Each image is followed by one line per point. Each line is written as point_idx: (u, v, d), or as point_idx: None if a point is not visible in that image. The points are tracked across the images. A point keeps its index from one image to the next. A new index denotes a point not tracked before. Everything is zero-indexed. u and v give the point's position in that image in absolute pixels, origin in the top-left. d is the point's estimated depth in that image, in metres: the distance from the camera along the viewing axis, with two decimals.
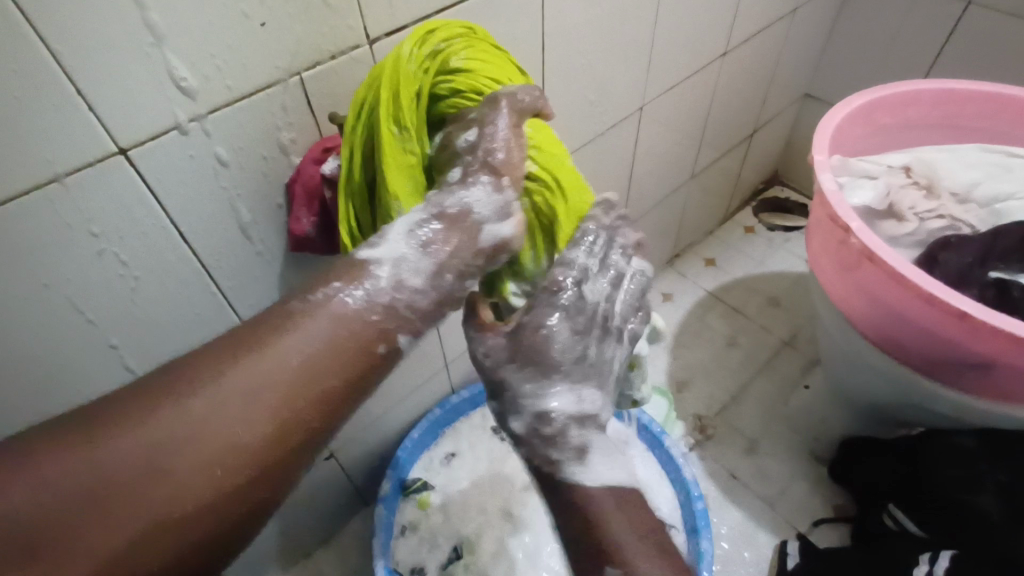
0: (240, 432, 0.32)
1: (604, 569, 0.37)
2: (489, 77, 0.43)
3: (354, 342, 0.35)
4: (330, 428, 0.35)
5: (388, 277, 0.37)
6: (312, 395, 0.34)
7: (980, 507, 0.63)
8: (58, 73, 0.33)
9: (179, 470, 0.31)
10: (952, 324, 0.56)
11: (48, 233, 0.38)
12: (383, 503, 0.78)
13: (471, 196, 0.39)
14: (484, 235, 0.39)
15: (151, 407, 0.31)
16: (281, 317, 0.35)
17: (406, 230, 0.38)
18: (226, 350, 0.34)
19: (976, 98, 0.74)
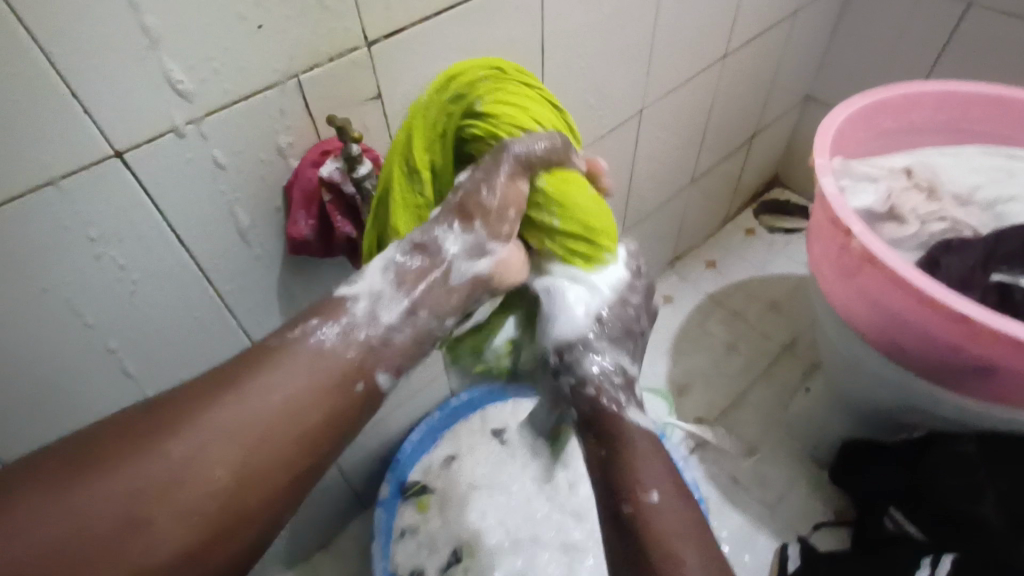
0: (221, 476, 0.32)
1: (655, 491, 0.38)
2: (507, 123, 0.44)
3: (334, 381, 0.36)
4: (312, 469, 0.35)
5: (362, 313, 0.38)
6: (294, 435, 0.34)
7: (980, 514, 0.63)
8: (53, 75, 0.33)
9: (162, 516, 0.31)
10: (954, 327, 0.56)
11: (44, 237, 0.38)
12: (381, 507, 0.79)
13: (444, 234, 0.40)
14: (455, 273, 0.40)
15: (132, 451, 0.31)
16: (261, 356, 0.36)
17: (381, 268, 0.39)
18: (206, 390, 0.34)
19: (979, 101, 0.73)
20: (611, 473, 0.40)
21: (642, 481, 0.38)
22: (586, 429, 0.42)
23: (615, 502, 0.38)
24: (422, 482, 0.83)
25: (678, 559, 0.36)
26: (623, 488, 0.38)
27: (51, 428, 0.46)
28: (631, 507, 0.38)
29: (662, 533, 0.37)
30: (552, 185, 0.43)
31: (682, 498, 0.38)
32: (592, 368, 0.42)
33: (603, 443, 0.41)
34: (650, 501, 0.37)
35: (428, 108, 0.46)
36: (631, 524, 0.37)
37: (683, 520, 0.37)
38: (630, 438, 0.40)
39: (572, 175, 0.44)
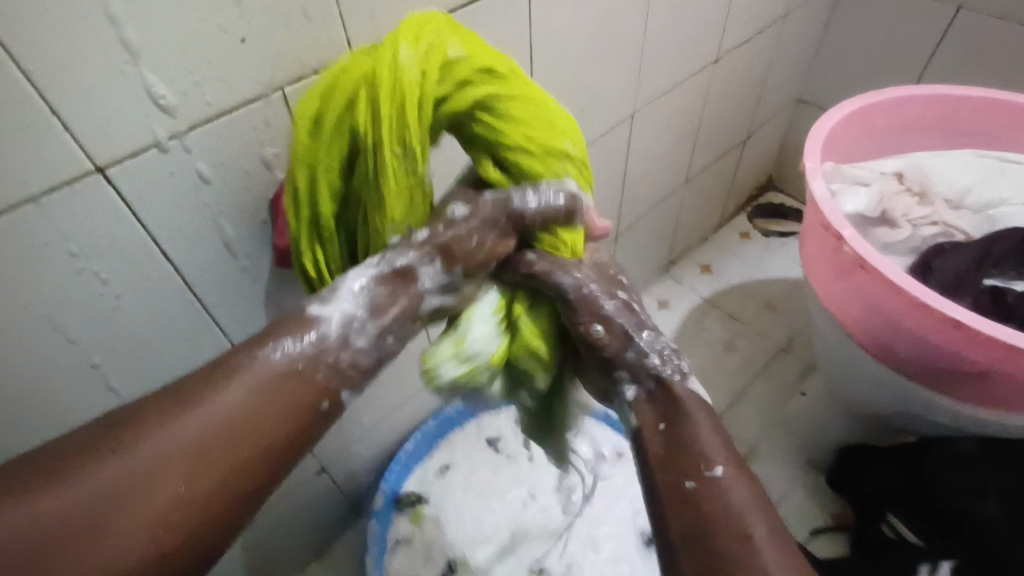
0: (185, 491, 0.31)
1: (720, 464, 0.35)
2: (528, 120, 0.42)
3: (299, 398, 0.35)
4: (271, 484, 0.34)
5: (335, 334, 0.37)
6: (260, 454, 0.33)
7: (983, 512, 0.62)
8: (33, 93, 0.33)
9: (120, 531, 0.29)
10: (946, 332, 0.56)
11: (25, 253, 0.37)
12: (374, 519, 0.79)
13: (426, 265, 0.40)
14: (425, 303, 0.41)
15: (91, 461, 0.30)
16: (224, 368, 0.34)
17: (355, 289, 0.38)
18: (167, 400, 0.32)
19: (970, 104, 0.73)
20: (668, 448, 0.38)
21: (705, 454, 0.36)
22: (645, 404, 0.41)
23: (676, 477, 0.36)
24: (416, 494, 0.83)
25: (747, 533, 0.32)
26: (686, 463, 0.36)
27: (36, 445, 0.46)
28: (697, 482, 0.35)
29: (730, 507, 0.34)
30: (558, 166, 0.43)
31: (744, 473, 0.36)
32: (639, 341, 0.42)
33: (663, 417, 0.40)
34: (714, 473, 0.35)
35: (415, 72, 0.37)
36: (692, 504, 0.35)
37: (749, 496, 0.34)
38: (687, 407, 0.39)
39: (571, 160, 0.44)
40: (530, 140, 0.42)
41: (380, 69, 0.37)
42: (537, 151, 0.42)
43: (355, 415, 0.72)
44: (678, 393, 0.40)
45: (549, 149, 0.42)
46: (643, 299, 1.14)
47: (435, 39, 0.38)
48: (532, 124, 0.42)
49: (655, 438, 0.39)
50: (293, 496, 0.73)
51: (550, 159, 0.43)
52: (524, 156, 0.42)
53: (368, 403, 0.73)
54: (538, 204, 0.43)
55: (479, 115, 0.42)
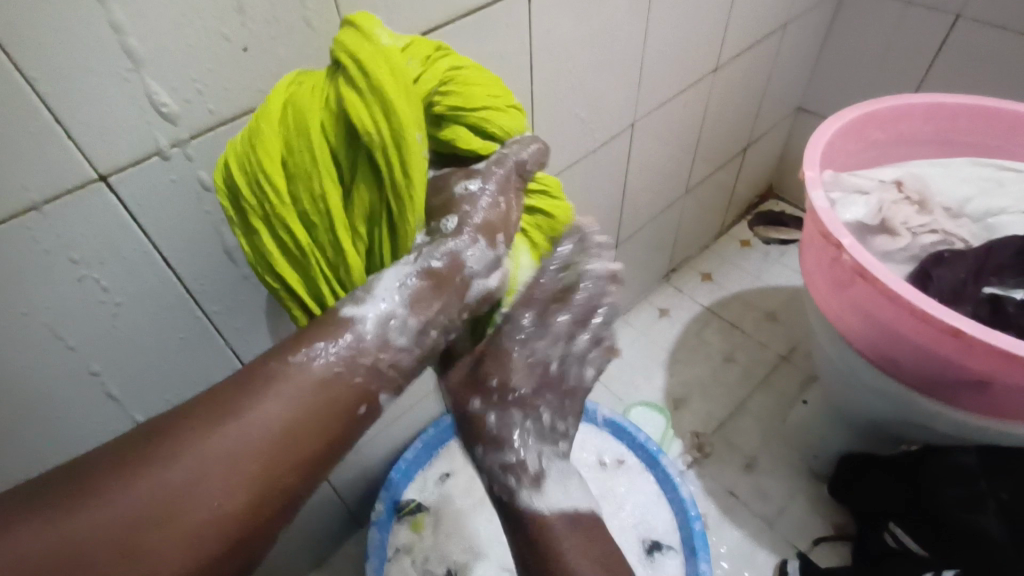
0: (223, 502, 0.30)
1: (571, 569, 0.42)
2: (485, 82, 0.42)
3: (335, 405, 0.34)
4: (309, 490, 0.34)
5: (373, 335, 0.35)
6: (295, 464, 0.32)
7: (981, 524, 0.62)
8: (36, 101, 0.33)
9: (162, 546, 0.29)
10: (947, 342, 0.55)
11: (25, 261, 0.37)
12: (375, 527, 0.78)
13: (466, 248, 0.38)
14: (473, 289, 0.39)
15: (127, 477, 0.30)
16: (259, 377, 0.33)
17: (393, 286, 0.36)
18: (203, 410, 0.32)
19: (969, 113, 0.73)
20: (532, 554, 0.44)
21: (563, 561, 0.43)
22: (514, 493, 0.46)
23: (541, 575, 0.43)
24: (416, 501, 0.82)
25: None
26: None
27: (39, 453, 0.46)
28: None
29: None
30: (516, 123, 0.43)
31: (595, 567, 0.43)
32: (495, 452, 0.45)
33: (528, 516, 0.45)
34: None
35: (392, 55, 0.36)
36: None
37: None
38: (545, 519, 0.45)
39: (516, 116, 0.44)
40: (494, 97, 0.42)
41: (359, 57, 0.36)
42: (499, 105, 0.42)
43: None
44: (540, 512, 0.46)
45: (507, 104, 0.43)
46: (644, 307, 1.14)
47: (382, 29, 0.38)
48: (486, 83, 0.42)
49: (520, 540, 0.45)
50: None
51: (511, 111, 0.43)
52: (495, 112, 0.42)
53: None
54: (530, 154, 0.43)
55: (449, 90, 0.40)
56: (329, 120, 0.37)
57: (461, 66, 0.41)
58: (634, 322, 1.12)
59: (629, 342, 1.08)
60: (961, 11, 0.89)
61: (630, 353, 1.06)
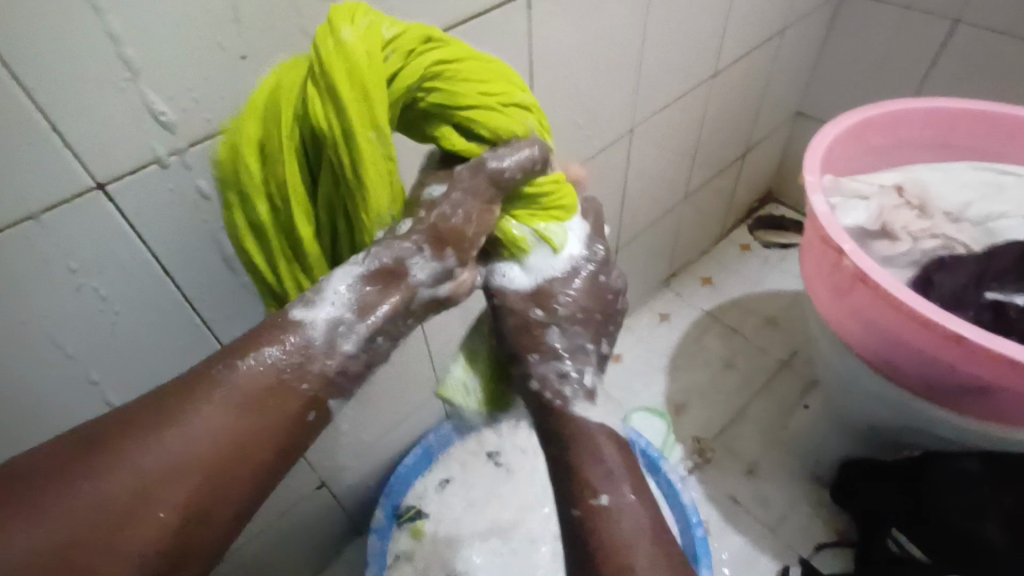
0: (164, 514, 0.29)
1: (604, 494, 0.39)
2: (479, 79, 0.39)
3: (282, 413, 0.32)
4: (258, 497, 0.33)
5: (320, 340, 0.34)
6: (241, 473, 0.31)
7: (984, 534, 0.63)
8: (34, 111, 0.33)
9: (101, 562, 0.28)
10: (949, 348, 0.55)
11: (24, 271, 0.37)
12: (375, 533, 0.76)
13: (412, 257, 0.36)
14: (419, 297, 0.37)
15: (55, 493, 0.27)
16: (201, 384, 0.31)
17: (341, 291, 0.35)
18: (139, 420, 0.30)
19: (968, 117, 0.73)
20: (568, 470, 0.41)
21: (595, 485, 0.40)
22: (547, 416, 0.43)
23: (567, 505, 0.40)
24: (416, 508, 0.82)
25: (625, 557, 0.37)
26: (576, 488, 0.40)
27: None
28: (581, 509, 0.40)
29: (616, 538, 0.38)
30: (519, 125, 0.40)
31: (634, 506, 0.39)
32: (552, 364, 0.43)
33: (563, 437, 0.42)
34: (598, 502, 0.39)
35: (354, 51, 0.34)
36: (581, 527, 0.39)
37: (635, 526, 0.39)
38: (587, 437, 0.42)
39: (527, 112, 0.41)
40: (485, 95, 0.39)
41: (324, 57, 0.34)
42: (495, 105, 0.39)
43: (353, 430, 0.72)
44: (582, 425, 0.42)
45: (506, 104, 0.39)
46: (644, 312, 1.14)
47: (368, 20, 0.36)
48: (484, 79, 0.39)
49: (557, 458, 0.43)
50: (292, 513, 0.72)
51: (510, 111, 0.39)
52: (487, 112, 0.38)
53: (367, 418, 0.73)
54: (515, 160, 0.39)
55: (431, 87, 0.38)
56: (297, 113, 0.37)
57: (455, 61, 0.38)
58: (634, 328, 1.11)
59: (629, 347, 1.08)
60: (960, 16, 0.89)
61: (630, 359, 1.06)
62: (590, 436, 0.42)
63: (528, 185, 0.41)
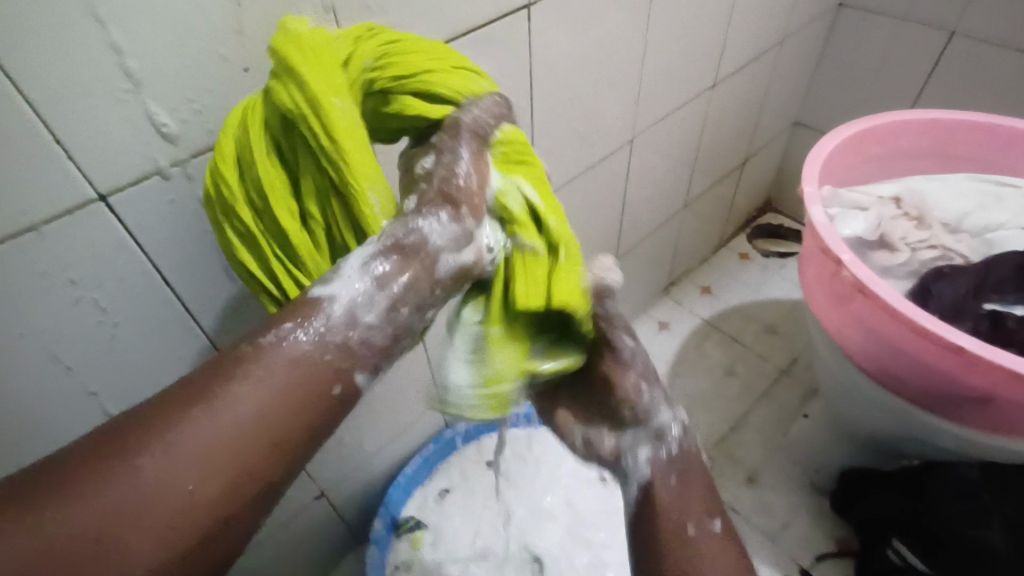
0: (195, 493, 0.28)
1: (717, 520, 0.38)
2: (425, 49, 0.39)
3: (310, 387, 0.31)
4: (291, 476, 0.31)
5: (340, 314, 0.32)
6: (271, 449, 0.30)
7: (986, 540, 0.62)
8: (36, 123, 0.33)
9: (138, 540, 0.26)
10: (949, 358, 0.55)
11: (24, 283, 0.37)
12: (373, 545, 0.77)
13: (427, 224, 0.34)
14: (442, 266, 0.35)
15: (89, 476, 0.27)
16: (225, 366, 0.30)
17: (359, 266, 0.33)
18: (169, 402, 0.29)
19: (965, 129, 0.74)
20: (673, 491, 0.39)
21: (705, 510, 0.38)
22: (656, 461, 0.40)
23: (677, 521, 0.38)
24: (415, 518, 0.82)
25: None
26: (686, 509, 0.38)
27: None
28: (694, 528, 0.37)
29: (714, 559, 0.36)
30: (474, 86, 0.39)
31: (732, 542, 0.38)
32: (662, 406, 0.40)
33: (673, 472, 0.40)
34: (711, 527, 0.37)
35: (298, 33, 0.36)
36: (677, 543, 0.37)
37: (730, 560, 0.37)
38: (693, 469, 0.40)
39: (478, 78, 0.40)
40: (435, 62, 0.39)
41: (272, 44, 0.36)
42: (447, 68, 0.39)
43: (353, 440, 0.72)
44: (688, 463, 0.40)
45: (453, 65, 0.39)
46: (643, 321, 1.14)
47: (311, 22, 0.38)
48: (430, 50, 0.39)
49: (666, 491, 0.39)
50: (290, 524, 0.72)
51: (462, 74, 0.39)
52: (439, 74, 0.38)
53: (367, 427, 0.73)
54: (481, 112, 0.38)
55: (384, 64, 0.38)
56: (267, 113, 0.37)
57: (398, 43, 0.39)
58: None
59: None
60: (956, 27, 0.90)
61: None
62: (698, 469, 0.40)
63: (495, 132, 0.39)
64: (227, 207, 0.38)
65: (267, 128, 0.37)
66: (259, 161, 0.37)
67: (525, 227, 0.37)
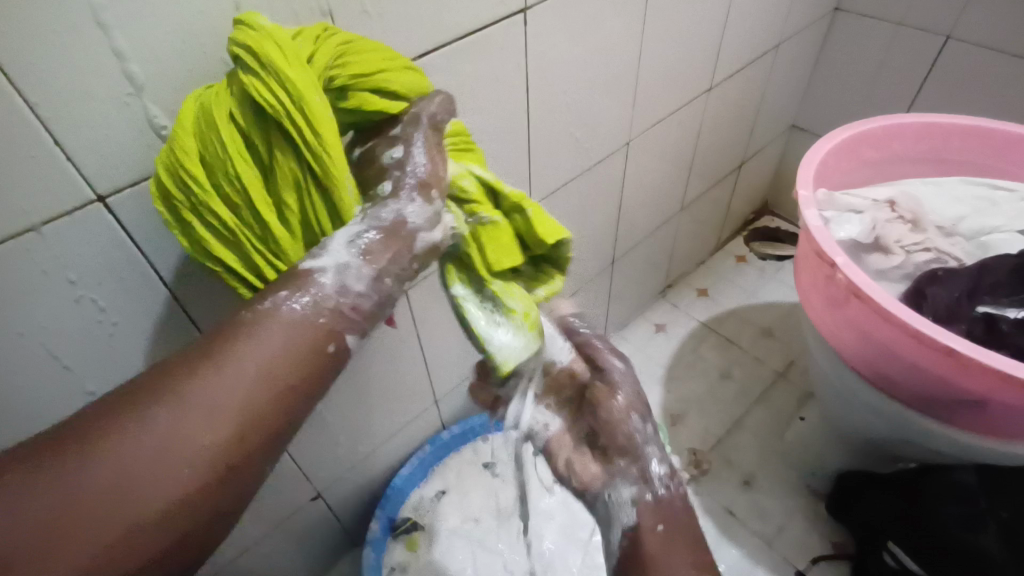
0: (208, 440, 0.31)
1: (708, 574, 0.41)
2: (379, 47, 0.39)
3: (309, 345, 0.34)
4: (295, 427, 0.34)
5: (331, 285, 0.36)
6: (275, 401, 0.33)
7: (980, 544, 0.62)
8: (36, 125, 0.34)
9: (159, 481, 0.29)
10: (942, 361, 0.56)
11: (24, 283, 0.37)
12: (370, 545, 0.77)
13: (407, 206, 0.38)
14: (418, 242, 0.38)
15: (108, 429, 0.29)
16: (225, 332, 0.33)
17: (346, 241, 0.36)
18: (178, 363, 0.32)
19: (959, 132, 0.74)
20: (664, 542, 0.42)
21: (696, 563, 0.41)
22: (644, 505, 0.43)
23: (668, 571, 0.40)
24: (412, 519, 0.82)
25: None
26: (679, 558, 0.41)
27: None
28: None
29: None
30: (421, 85, 0.40)
31: None
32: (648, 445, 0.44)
33: (661, 520, 0.43)
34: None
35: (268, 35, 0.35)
36: None
37: None
38: (680, 515, 0.44)
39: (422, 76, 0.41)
40: (391, 60, 0.39)
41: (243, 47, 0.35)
42: (402, 67, 0.39)
43: (350, 441, 0.72)
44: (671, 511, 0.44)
45: (405, 65, 0.40)
46: (641, 323, 1.14)
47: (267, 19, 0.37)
48: (383, 48, 0.40)
49: (653, 538, 0.42)
50: (288, 525, 0.72)
51: (412, 72, 0.40)
52: (397, 73, 0.39)
53: (364, 429, 0.73)
54: (437, 105, 0.40)
55: (344, 61, 0.37)
56: (235, 107, 0.36)
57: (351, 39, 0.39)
58: (632, 339, 1.12)
59: None
60: (952, 32, 0.90)
61: None
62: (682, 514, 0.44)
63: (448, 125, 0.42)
64: (195, 204, 0.37)
65: (236, 123, 0.36)
66: (232, 157, 0.35)
67: (482, 205, 0.42)
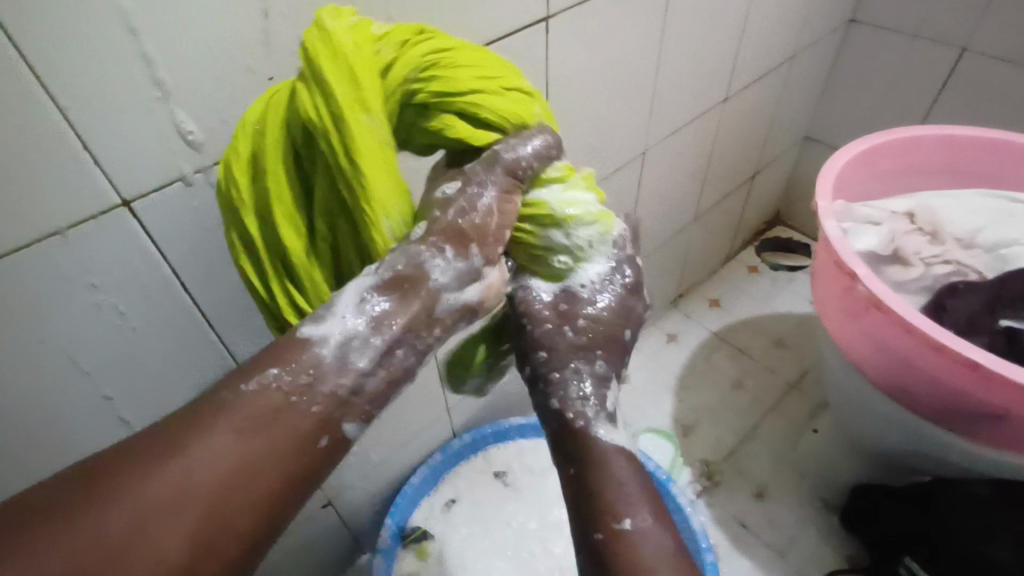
0: (167, 548, 0.27)
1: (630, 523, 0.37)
2: (470, 63, 0.38)
3: (292, 440, 0.31)
4: (272, 534, 0.31)
5: (331, 358, 0.32)
6: (246, 505, 0.29)
7: (996, 557, 0.61)
8: (66, 130, 0.34)
9: None
10: (965, 374, 0.55)
11: (47, 287, 0.37)
12: (380, 555, 0.76)
13: (435, 260, 0.35)
14: (441, 304, 0.35)
15: (56, 529, 0.26)
16: (199, 417, 0.30)
17: (354, 304, 0.33)
18: (143, 453, 0.29)
19: (978, 145, 0.74)
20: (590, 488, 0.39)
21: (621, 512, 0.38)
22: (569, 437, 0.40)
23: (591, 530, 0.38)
24: (422, 528, 0.81)
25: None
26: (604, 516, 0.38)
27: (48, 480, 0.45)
28: (604, 534, 0.38)
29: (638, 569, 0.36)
30: (514, 110, 0.38)
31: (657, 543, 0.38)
32: (576, 370, 0.41)
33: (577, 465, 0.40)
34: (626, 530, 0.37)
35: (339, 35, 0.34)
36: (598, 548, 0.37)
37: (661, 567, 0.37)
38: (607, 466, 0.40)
39: (528, 96, 0.40)
40: (486, 81, 0.38)
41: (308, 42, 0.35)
42: (496, 89, 0.38)
43: (363, 448, 0.72)
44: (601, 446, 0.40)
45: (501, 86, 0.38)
46: (652, 332, 1.14)
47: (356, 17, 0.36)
48: (478, 66, 0.38)
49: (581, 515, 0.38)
50: (298, 531, 0.71)
51: (509, 94, 0.39)
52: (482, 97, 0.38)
53: (375, 436, 0.73)
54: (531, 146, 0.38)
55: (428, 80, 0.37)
56: (290, 117, 0.36)
57: (443, 51, 0.38)
58: (643, 347, 1.11)
59: (636, 367, 1.08)
60: (968, 45, 0.90)
61: (639, 379, 1.06)
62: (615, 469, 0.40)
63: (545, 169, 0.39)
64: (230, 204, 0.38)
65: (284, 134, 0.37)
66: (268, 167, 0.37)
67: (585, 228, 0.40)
